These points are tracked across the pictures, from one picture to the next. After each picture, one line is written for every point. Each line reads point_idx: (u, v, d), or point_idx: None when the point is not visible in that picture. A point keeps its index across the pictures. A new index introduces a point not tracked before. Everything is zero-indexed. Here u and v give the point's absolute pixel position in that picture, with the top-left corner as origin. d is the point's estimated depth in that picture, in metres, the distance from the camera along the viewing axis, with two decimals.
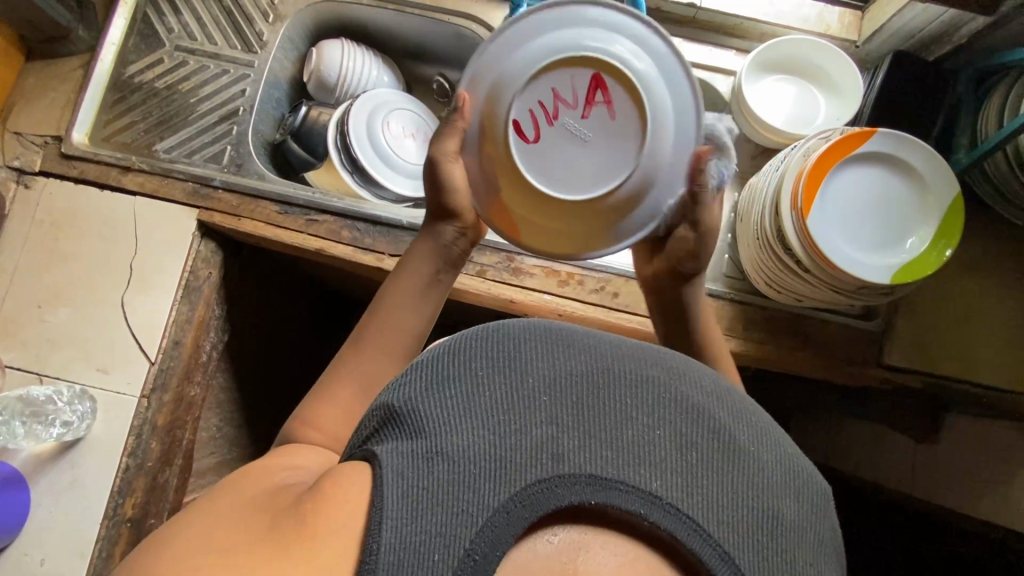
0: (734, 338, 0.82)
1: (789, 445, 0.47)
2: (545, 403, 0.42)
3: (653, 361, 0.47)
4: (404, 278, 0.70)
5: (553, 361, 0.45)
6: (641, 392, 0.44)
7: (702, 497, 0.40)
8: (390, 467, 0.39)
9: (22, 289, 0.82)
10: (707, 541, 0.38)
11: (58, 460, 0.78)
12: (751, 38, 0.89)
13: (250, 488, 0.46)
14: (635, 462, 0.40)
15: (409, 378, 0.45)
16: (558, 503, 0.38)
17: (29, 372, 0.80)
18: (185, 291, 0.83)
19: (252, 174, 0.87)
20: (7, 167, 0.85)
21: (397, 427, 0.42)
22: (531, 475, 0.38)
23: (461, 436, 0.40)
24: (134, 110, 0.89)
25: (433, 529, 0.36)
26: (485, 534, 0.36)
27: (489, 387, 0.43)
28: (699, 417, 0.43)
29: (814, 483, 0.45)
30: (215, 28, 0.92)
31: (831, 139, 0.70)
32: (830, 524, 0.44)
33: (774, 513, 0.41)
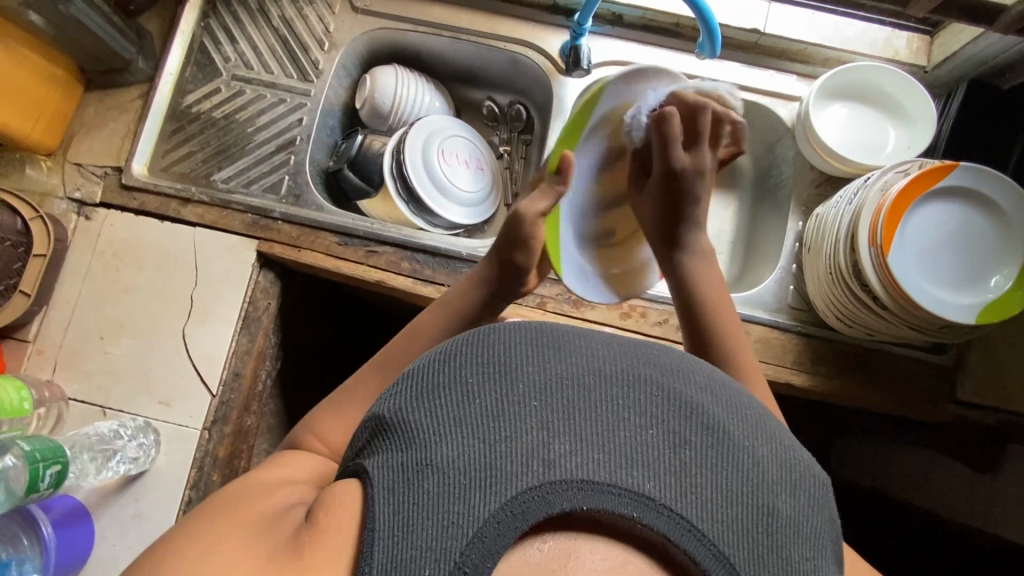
0: (801, 372, 0.80)
1: (785, 436, 0.45)
2: (535, 408, 0.40)
3: (646, 362, 0.45)
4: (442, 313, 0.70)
5: (543, 364, 0.43)
6: (631, 392, 0.42)
7: (696, 495, 0.38)
8: (381, 483, 0.38)
9: (85, 320, 0.83)
10: (702, 541, 0.37)
11: (123, 492, 0.78)
12: (814, 63, 0.87)
13: (250, 506, 0.43)
14: (628, 465, 0.39)
15: (400, 390, 0.44)
16: (549, 510, 0.37)
17: (93, 405, 0.80)
18: (245, 323, 0.83)
19: (310, 205, 0.86)
20: (68, 199, 0.86)
21: (388, 440, 0.41)
22: (521, 481, 0.37)
23: (450, 445, 0.38)
24: (191, 139, 0.89)
25: (425, 543, 0.35)
26: (476, 544, 0.35)
27: (477, 394, 0.41)
28: (690, 415, 0.42)
29: (812, 476, 0.43)
30: (271, 56, 0.91)
31: (910, 174, 0.69)
32: (830, 514, 0.43)
33: (771, 510, 0.39)
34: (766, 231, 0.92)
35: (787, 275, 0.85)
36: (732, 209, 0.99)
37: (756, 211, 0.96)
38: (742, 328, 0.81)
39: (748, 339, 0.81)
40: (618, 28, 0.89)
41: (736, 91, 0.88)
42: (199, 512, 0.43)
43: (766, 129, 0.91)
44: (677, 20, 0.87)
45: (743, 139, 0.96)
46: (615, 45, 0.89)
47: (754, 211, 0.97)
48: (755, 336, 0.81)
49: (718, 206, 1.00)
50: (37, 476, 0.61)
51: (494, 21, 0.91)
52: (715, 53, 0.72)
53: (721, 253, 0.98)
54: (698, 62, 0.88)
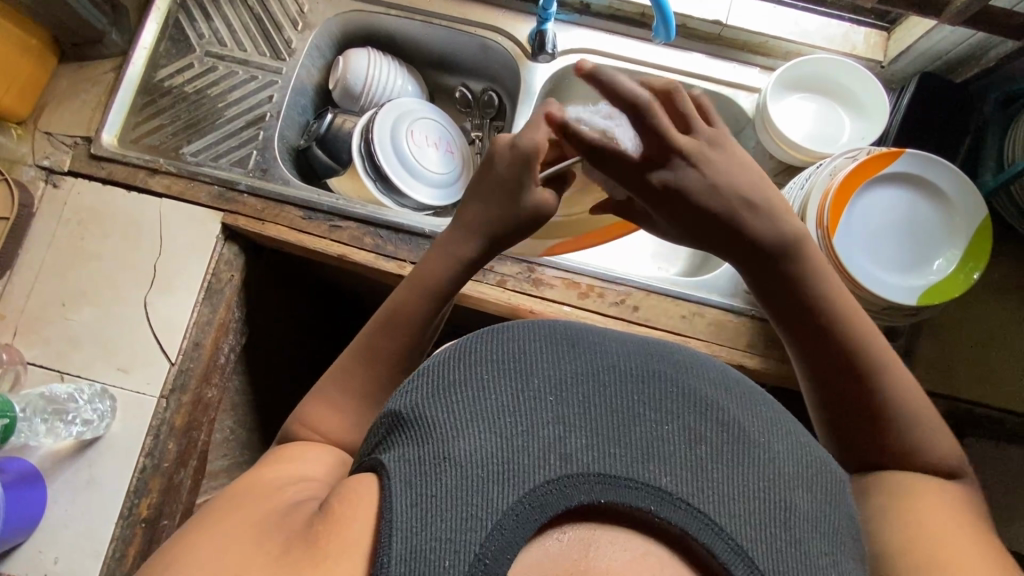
0: (755, 355, 0.81)
1: (802, 435, 0.46)
2: (550, 403, 0.42)
3: (655, 361, 0.47)
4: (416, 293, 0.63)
5: (558, 364, 0.45)
6: (645, 390, 0.44)
7: (713, 491, 0.39)
8: (399, 476, 0.39)
9: (47, 287, 0.83)
10: (720, 535, 0.38)
11: (77, 458, 0.78)
12: (775, 56, 0.89)
13: (267, 504, 0.46)
14: (644, 458, 0.40)
15: (416, 386, 0.45)
16: (567, 504, 0.38)
17: (50, 369, 0.81)
18: (207, 294, 0.84)
19: (277, 179, 0.87)
20: (36, 166, 0.86)
21: (405, 434, 0.42)
22: (539, 474, 0.38)
23: (469, 440, 0.40)
24: (162, 113, 0.90)
25: (444, 534, 0.36)
26: (496, 536, 0.36)
27: (494, 391, 0.43)
28: (704, 412, 0.43)
29: (825, 471, 0.44)
30: (245, 34, 0.93)
31: (858, 159, 0.70)
32: (846, 511, 0.44)
33: (787, 504, 0.40)
34: None
35: None
36: None
37: None
38: (698, 311, 0.82)
39: (703, 322, 0.82)
40: (586, 17, 0.91)
41: (699, 81, 0.89)
42: (211, 510, 0.46)
43: (729, 120, 0.92)
44: (642, 10, 0.89)
45: None
46: (582, 32, 0.91)
47: None
48: (711, 319, 0.82)
49: None
50: None
51: (464, 7, 0.93)
52: (670, 38, 0.73)
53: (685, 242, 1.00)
54: (662, 51, 0.90)
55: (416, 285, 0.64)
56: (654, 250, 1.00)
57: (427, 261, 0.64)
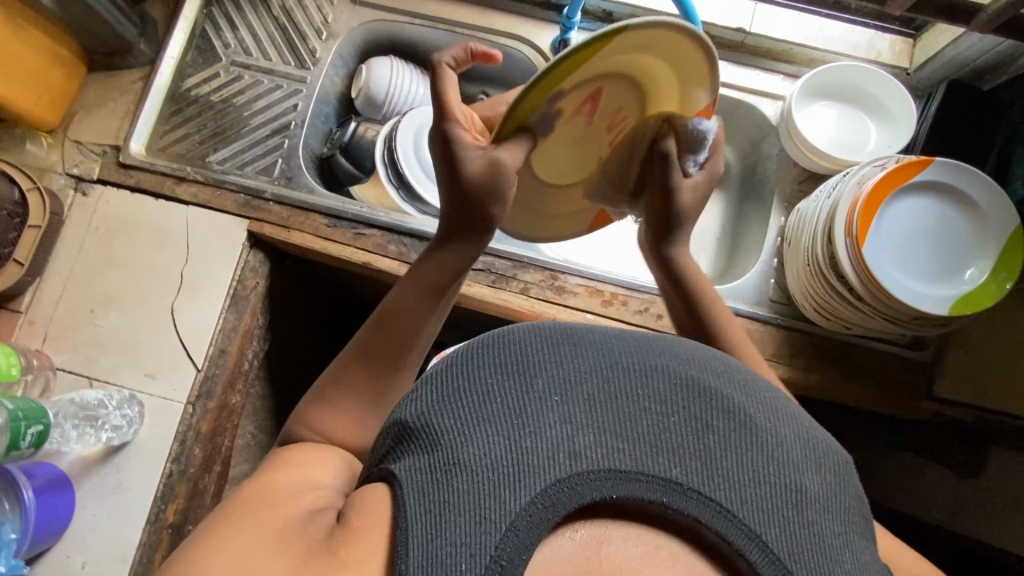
0: (780, 364, 0.80)
1: (804, 417, 0.45)
2: (556, 402, 0.40)
3: (658, 351, 0.45)
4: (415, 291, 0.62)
5: (561, 361, 0.43)
6: (650, 383, 0.42)
7: (723, 478, 0.39)
8: (411, 485, 0.38)
9: (76, 294, 0.84)
10: (733, 522, 0.37)
11: (105, 463, 0.79)
12: (799, 63, 0.89)
13: (280, 508, 0.44)
14: (652, 452, 0.39)
15: (421, 394, 0.44)
16: (580, 501, 0.37)
17: (80, 375, 0.82)
18: (233, 301, 0.84)
19: (302, 187, 0.88)
20: (67, 174, 0.88)
21: (414, 443, 0.41)
22: (550, 474, 0.37)
23: (477, 444, 0.38)
24: (189, 122, 0.92)
25: (459, 539, 0.35)
26: (511, 538, 0.35)
27: (498, 394, 0.41)
28: (710, 400, 0.42)
29: (831, 452, 0.43)
30: (270, 44, 0.94)
31: (886, 167, 0.70)
32: (856, 492, 0.43)
33: (797, 487, 0.39)
34: (752, 227, 0.93)
35: (768, 269, 0.86)
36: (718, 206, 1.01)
37: (741, 208, 0.98)
38: None
39: None
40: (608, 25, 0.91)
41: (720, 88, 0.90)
42: (225, 509, 0.44)
43: (752, 126, 0.92)
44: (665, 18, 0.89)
45: (730, 137, 0.98)
46: None
47: (739, 209, 0.98)
48: None
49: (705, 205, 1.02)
50: (18, 434, 0.62)
51: (487, 16, 0.93)
52: None
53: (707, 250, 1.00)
54: None
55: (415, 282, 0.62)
56: None
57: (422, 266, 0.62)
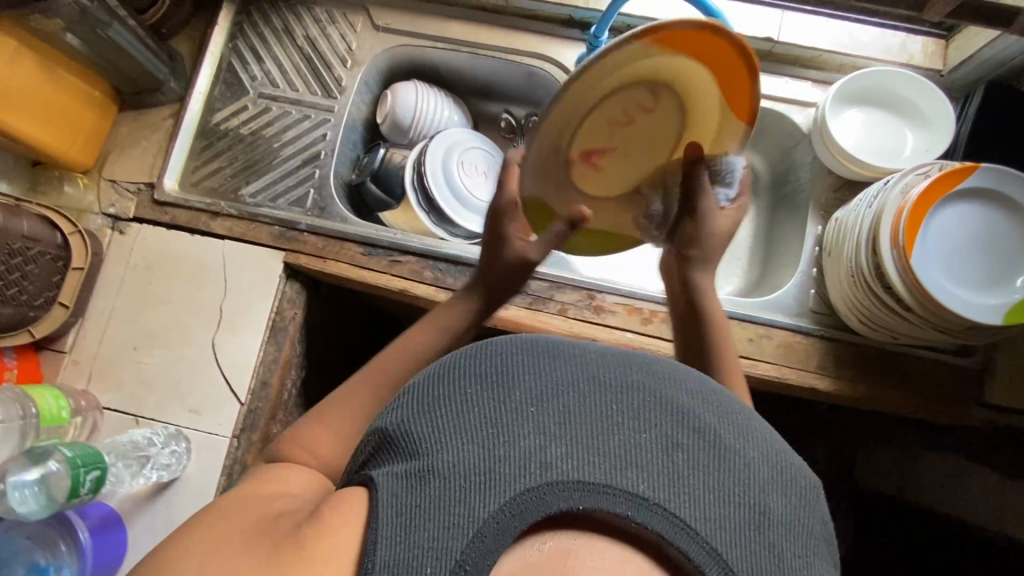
0: (825, 377, 0.80)
1: (775, 440, 0.44)
2: (532, 411, 0.40)
3: (637, 367, 0.44)
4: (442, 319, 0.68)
5: (540, 373, 0.42)
6: (629, 396, 0.41)
7: (690, 496, 0.38)
8: (384, 489, 0.38)
9: (119, 332, 0.85)
10: (695, 539, 0.36)
11: (154, 501, 0.79)
12: (829, 69, 0.88)
13: (247, 511, 0.42)
14: (623, 466, 0.38)
15: (403, 401, 0.43)
16: (547, 511, 0.36)
17: (126, 414, 0.82)
18: (273, 332, 0.85)
19: (335, 217, 0.89)
20: (103, 214, 0.89)
21: (392, 450, 0.40)
22: (521, 482, 0.36)
23: (452, 450, 0.38)
24: (220, 156, 0.92)
25: (425, 545, 0.34)
26: (477, 545, 0.34)
27: (476, 400, 0.40)
28: (683, 417, 0.41)
29: (800, 476, 0.42)
30: (297, 74, 0.94)
31: (930, 176, 0.69)
32: (819, 515, 0.42)
33: (762, 509, 0.38)
34: (786, 235, 0.92)
35: (807, 279, 0.84)
36: (749, 214, 1.00)
37: (774, 216, 0.97)
38: (765, 333, 0.81)
39: (771, 344, 0.81)
40: None
41: None
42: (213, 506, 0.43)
43: (783, 134, 0.92)
44: None
45: (759, 145, 0.97)
46: None
47: (771, 217, 0.98)
48: (778, 341, 0.81)
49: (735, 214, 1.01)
50: (78, 481, 0.63)
51: (510, 36, 0.93)
52: None
53: (739, 259, 0.99)
54: None
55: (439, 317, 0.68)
56: None
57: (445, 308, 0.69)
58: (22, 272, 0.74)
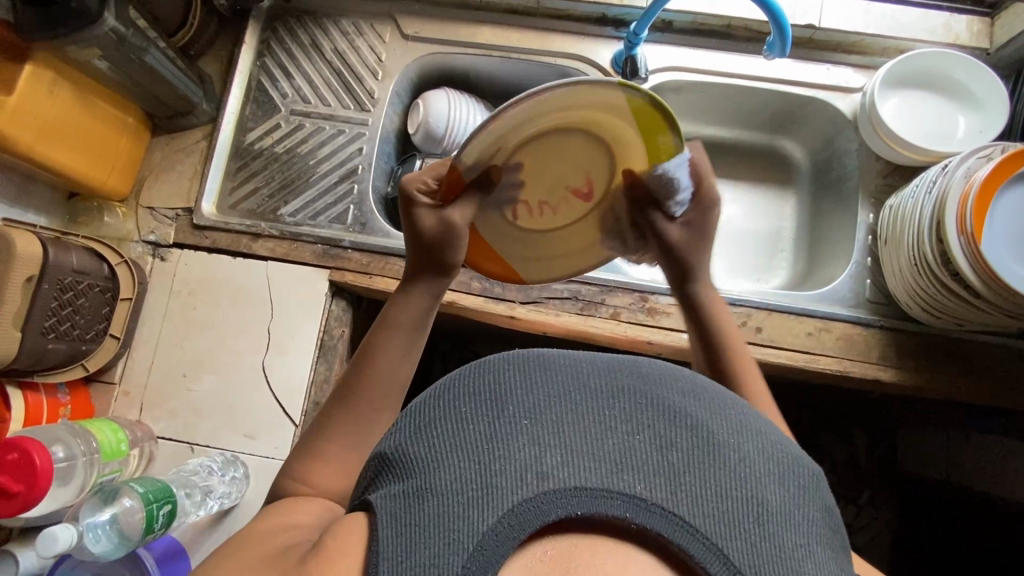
0: (888, 368, 0.78)
1: (769, 431, 0.43)
2: (525, 425, 0.40)
3: (628, 373, 0.45)
4: (388, 331, 0.63)
5: (531, 388, 0.43)
6: (618, 403, 0.42)
7: (686, 493, 0.37)
8: (385, 511, 0.38)
9: (167, 360, 0.84)
10: (696, 537, 0.36)
11: (215, 529, 0.79)
12: (871, 53, 0.87)
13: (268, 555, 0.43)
14: (618, 468, 0.38)
15: (401, 426, 0.44)
16: (545, 519, 0.36)
17: (180, 442, 0.82)
18: (322, 352, 0.84)
19: (377, 232, 0.88)
20: (143, 242, 0.88)
21: (392, 473, 0.41)
22: (517, 493, 0.37)
23: (448, 468, 0.38)
24: (256, 176, 0.91)
25: (427, 561, 0.35)
26: (478, 557, 0.35)
27: (469, 420, 0.41)
28: (673, 417, 0.41)
29: (799, 468, 0.41)
30: (328, 89, 0.93)
31: (993, 160, 0.67)
32: (823, 504, 0.41)
33: (760, 501, 0.38)
34: (834, 224, 0.91)
35: (862, 269, 0.83)
36: (791, 205, 0.99)
37: (818, 204, 0.95)
38: (823, 326, 0.80)
39: (830, 337, 0.79)
40: (669, 34, 0.89)
41: (792, 87, 0.88)
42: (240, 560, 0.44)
43: (825, 122, 0.90)
44: (728, 22, 0.87)
45: (799, 135, 0.96)
46: (668, 51, 0.89)
47: (816, 205, 0.96)
48: (837, 334, 0.79)
49: (776, 205, 1.00)
50: (152, 516, 0.63)
51: (543, 38, 0.92)
52: (785, 51, 0.69)
53: (784, 250, 0.98)
54: (751, 61, 0.88)
55: (385, 329, 0.63)
56: (754, 261, 0.97)
57: (397, 306, 0.64)
58: (74, 306, 0.73)
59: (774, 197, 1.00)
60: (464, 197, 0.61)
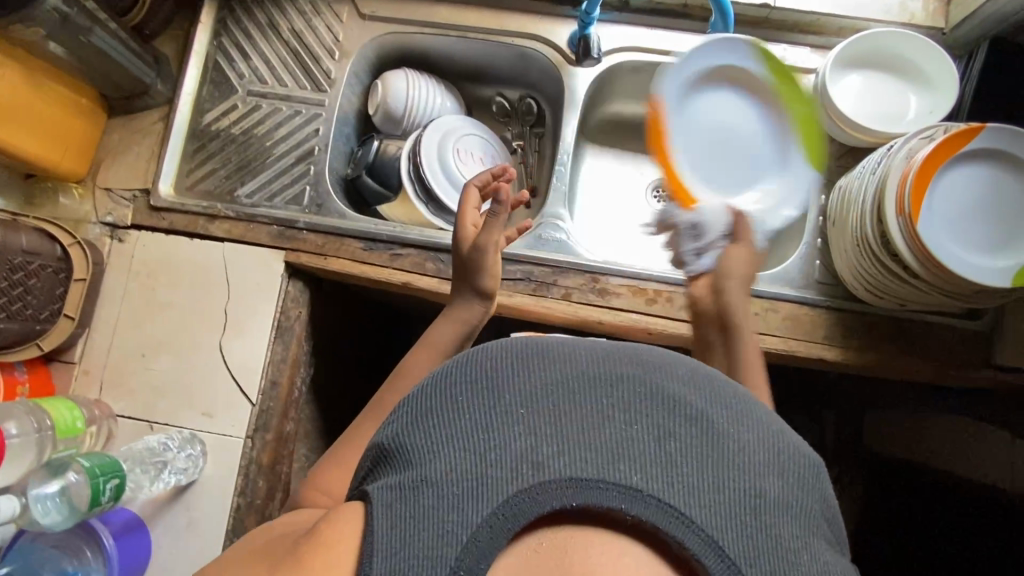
0: (833, 347, 0.79)
1: (773, 418, 0.42)
2: (520, 414, 0.38)
3: (627, 357, 0.42)
4: (428, 346, 0.72)
5: (527, 374, 0.40)
6: (615, 390, 0.40)
7: (684, 484, 0.37)
8: (380, 501, 0.38)
9: (126, 341, 0.85)
10: (691, 528, 0.35)
11: (174, 504, 0.81)
12: (828, 33, 0.86)
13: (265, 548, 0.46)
14: (613, 459, 0.37)
15: (398, 415, 0.43)
16: (539, 511, 0.36)
17: (140, 421, 0.83)
18: (279, 332, 0.85)
19: (333, 213, 0.88)
20: (101, 223, 0.88)
21: (389, 463, 0.40)
22: (511, 486, 0.36)
23: (442, 460, 0.38)
24: (214, 157, 0.91)
25: (422, 553, 0.35)
26: (472, 549, 0.35)
27: (464, 408, 0.40)
28: (674, 406, 0.39)
29: (798, 456, 0.40)
30: (285, 69, 0.93)
31: (935, 140, 0.67)
32: (820, 493, 0.40)
33: (758, 492, 0.37)
34: None
35: (812, 250, 0.83)
36: None
37: None
38: (770, 307, 0.81)
39: (777, 317, 0.80)
40: (625, 14, 0.89)
41: None
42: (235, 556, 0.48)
43: None
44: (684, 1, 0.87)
45: None
46: (624, 31, 0.89)
47: None
48: (784, 314, 0.81)
49: None
50: (99, 489, 0.65)
51: (500, 17, 0.91)
52: None
53: None
54: (707, 41, 0.88)
55: (427, 348, 0.72)
56: None
57: (440, 327, 0.73)
58: (26, 287, 0.74)
59: None
60: (487, 225, 0.71)
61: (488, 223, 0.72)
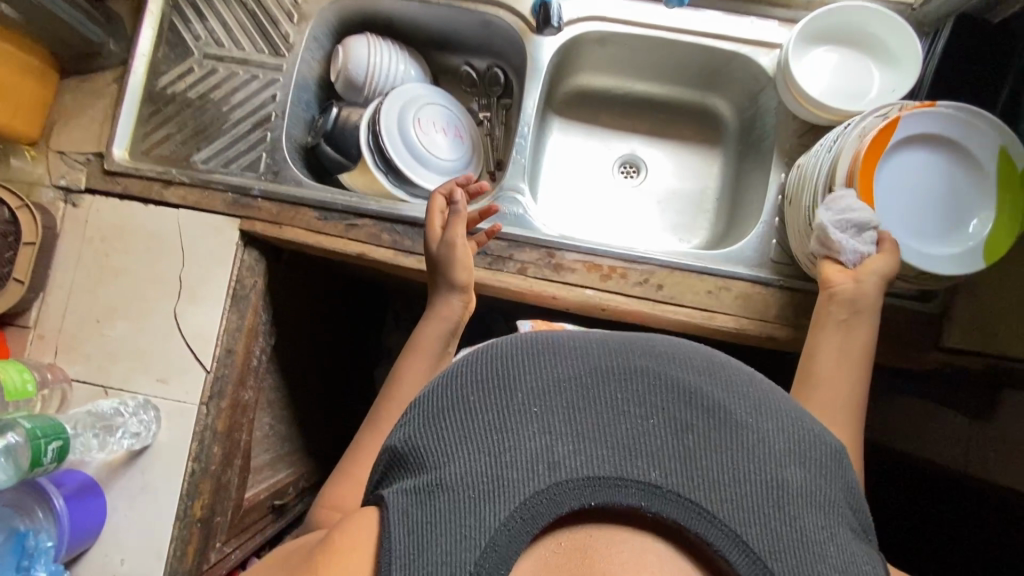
0: (785, 326, 0.79)
1: (789, 405, 0.41)
2: (535, 413, 0.38)
3: (639, 351, 0.42)
4: (421, 347, 0.72)
5: (540, 372, 0.40)
6: (630, 385, 0.39)
7: (704, 478, 0.36)
8: (396, 506, 0.37)
9: (80, 306, 0.85)
10: (713, 523, 0.35)
11: (129, 467, 0.81)
12: (795, 7, 0.85)
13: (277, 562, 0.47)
14: (631, 455, 0.37)
15: (411, 417, 0.42)
16: (558, 510, 0.35)
17: (94, 385, 0.83)
18: (234, 301, 0.85)
19: (289, 181, 0.87)
20: (54, 187, 0.87)
21: (404, 467, 0.39)
22: (530, 485, 0.35)
23: (459, 462, 0.37)
24: (169, 122, 0.90)
25: (440, 558, 0.34)
26: (491, 553, 0.34)
27: (479, 408, 0.39)
28: (690, 399, 0.39)
29: (819, 446, 0.39)
30: (242, 32, 0.91)
31: (888, 117, 0.66)
32: (842, 482, 0.39)
33: (778, 483, 0.36)
34: (751, 185, 0.91)
35: (770, 229, 0.83)
36: (717, 166, 0.98)
37: (741, 165, 0.95)
38: (724, 285, 0.81)
39: (730, 295, 0.80)
40: None
41: (714, 41, 0.86)
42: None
43: (749, 79, 0.89)
44: None
45: (727, 91, 0.94)
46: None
47: (739, 166, 0.95)
48: (737, 292, 0.81)
49: (703, 164, 0.99)
50: (41, 450, 0.66)
51: None
52: None
53: (707, 211, 0.97)
54: (673, 12, 0.86)
55: (420, 351, 0.72)
56: (676, 221, 0.97)
57: (426, 328, 0.73)
58: None
59: (701, 156, 0.99)
60: (451, 222, 0.74)
61: (452, 221, 0.74)
